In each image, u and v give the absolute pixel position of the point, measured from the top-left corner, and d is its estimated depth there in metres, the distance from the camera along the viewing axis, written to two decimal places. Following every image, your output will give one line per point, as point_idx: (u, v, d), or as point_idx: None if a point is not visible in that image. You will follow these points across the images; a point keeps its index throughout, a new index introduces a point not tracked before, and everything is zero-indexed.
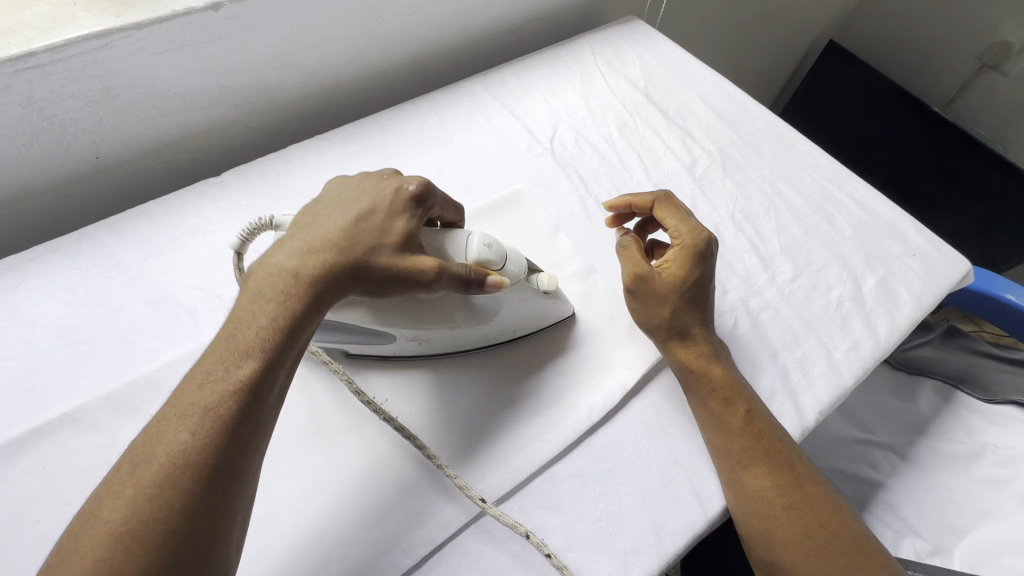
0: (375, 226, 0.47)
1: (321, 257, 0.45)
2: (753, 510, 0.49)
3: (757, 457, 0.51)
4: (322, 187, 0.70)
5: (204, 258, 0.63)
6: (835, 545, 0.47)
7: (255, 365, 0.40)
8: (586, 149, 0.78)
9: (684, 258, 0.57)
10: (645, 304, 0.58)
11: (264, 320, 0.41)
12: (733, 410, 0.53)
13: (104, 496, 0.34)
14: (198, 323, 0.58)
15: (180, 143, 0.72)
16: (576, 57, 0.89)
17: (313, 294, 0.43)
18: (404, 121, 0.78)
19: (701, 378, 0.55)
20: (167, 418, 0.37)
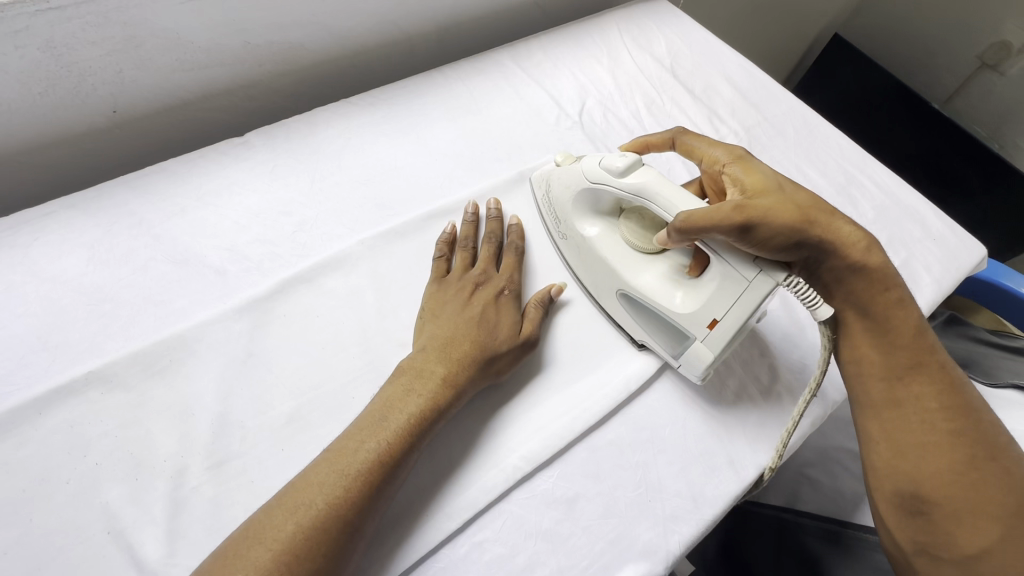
0: (467, 315, 0.54)
1: (453, 355, 0.51)
2: (907, 432, 0.48)
3: (921, 373, 0.50)
4: (350, 152, 0.68)
5: (230, 219, 0.61)
6: (989, 488, 0.44)
7: (398, 447, 0.45)
8: (615, 124, 0.78)
9: (749, 166, 0.54)
10: (764, 226, 0.48)
11: (412, 409, 0.47)
12: (901, 322, 0.51)
13: (266, 524, 0.40)
14: (227, 285, 0.56)
15: (200, 101, 0.69)
16: (603, 33, 0.88)
17: (452, 393, 0.49)
18: (432, 89, 0.76)
19: (869, 281, 0.52)
20: (324, 468, 0.43)
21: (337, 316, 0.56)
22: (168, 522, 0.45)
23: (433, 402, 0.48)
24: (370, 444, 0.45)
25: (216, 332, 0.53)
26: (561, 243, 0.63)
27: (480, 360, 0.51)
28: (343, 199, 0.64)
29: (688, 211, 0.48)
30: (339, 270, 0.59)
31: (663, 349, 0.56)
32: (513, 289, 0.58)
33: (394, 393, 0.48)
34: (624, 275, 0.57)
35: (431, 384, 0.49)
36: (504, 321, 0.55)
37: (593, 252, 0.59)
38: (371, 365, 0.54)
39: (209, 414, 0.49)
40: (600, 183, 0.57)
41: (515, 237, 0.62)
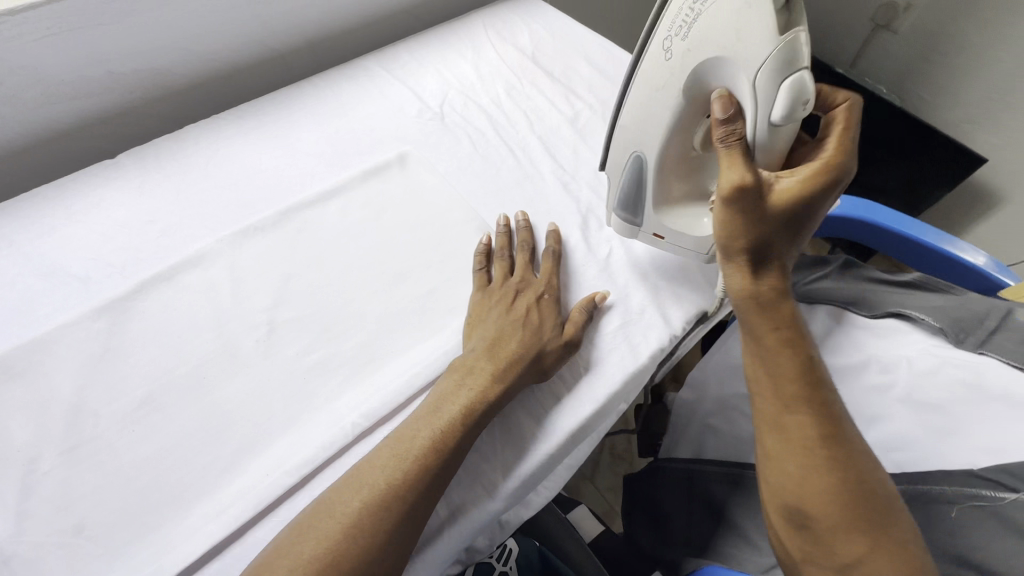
0: (537, 323, 0.58)
1: (505, 358, 0.55)
2: (791, 454, 0.49)
3: (807, 400, 0.50)
4: (215, 162, 0.73)
5: (97, 232, 0.65)
6: (864, 511, 0.45)
7: (438, 454, 0.48)
8: (474, 110, 0.83)
9: (804, 180, 0.49)
10: (732, 211, 0.50)
11: (458, 412, 0.51)
12: (793, 351, 0.51)
13: (287, 553, 0.42)
14: (90, 290, 0.61)
15: (75, 131, 0.74)
16: (468, 32, 0.94)
17: (507, 392, 0.53)
18: (298, 98, 0.81)
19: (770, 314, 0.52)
20: (347, 489, 0.46)
21: (193, 307, 0.60)
22: (18, 506, 0.48)
23: (484, 392, 0.52)
24: (411, 452, 0.48)
25: (74, 333, 0.57)
26: (665, 39, 0.51)
27: (522, 356, 0.55)
28: (205, 204, 0.69)
29: (732, 145, 0.50)
30: (197, 266, 0.63)
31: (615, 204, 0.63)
32: (553, 293, 0.62)
33: (448, 387, 0.53)
34: (652, 146, 0.57)
35: (484, 378, 0.53)
36: (553, 325, 0.59)
37: (657, 97, 0.54)
38: (224, 347, 0.58)
39: (65, 406, 0.53)
40: (740, 64, 0.48)
41: (552, 244, 0.66)
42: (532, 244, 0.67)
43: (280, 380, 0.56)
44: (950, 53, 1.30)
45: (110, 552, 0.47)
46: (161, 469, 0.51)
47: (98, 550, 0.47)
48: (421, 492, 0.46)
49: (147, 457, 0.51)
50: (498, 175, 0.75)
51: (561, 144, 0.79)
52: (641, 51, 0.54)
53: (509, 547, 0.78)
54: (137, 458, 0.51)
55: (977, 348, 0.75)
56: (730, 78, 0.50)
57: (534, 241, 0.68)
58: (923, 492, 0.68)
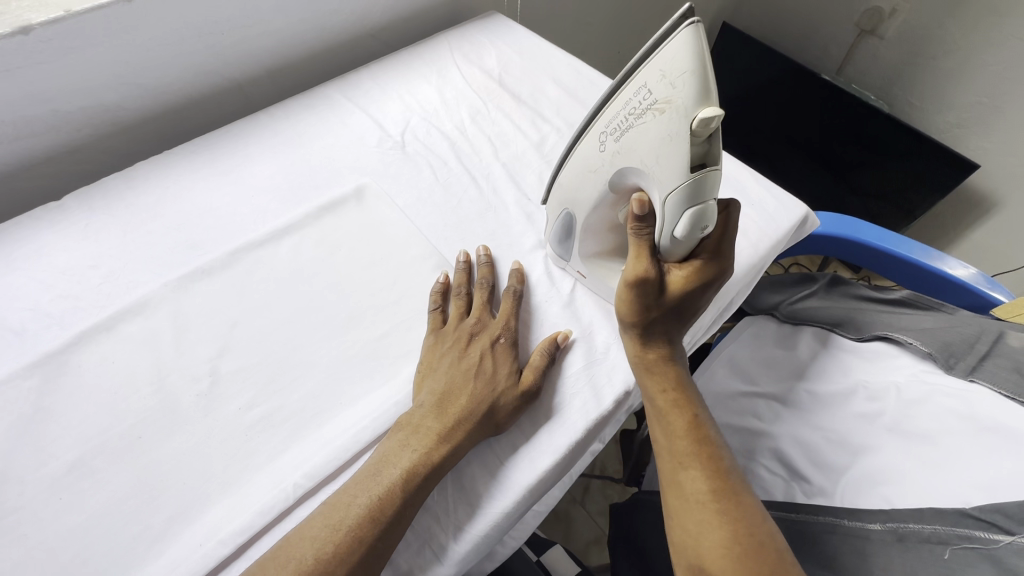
0: (490, 374, 0.55)
1: (453, 416, 0.52)
2: (686, 511, 0.49)
3: (697, 455, 0.51)
4: (165, 200, 0.70)
5: (37, 280, 0.63)
6: (757, 562, 0.45)
7: (369, 528, 0.46)
8: (437, 137, 0.80)
9: (691, 273, 0.52)
10: (629, 297, 0.53)
11: (401, 474, 0.48)
12: (682, 412, 0.54)
13: None
14: (27, 343, 0.58)
15: (21, 172, 0.72)
16: (434, 55, 0.92)
17: (453, 451, 0.51)
18: (255, 130, 0.79)
19: (664, 379, 0.55)
20: (268, 568, 0.44)
21: (134, 359, 0.57)
22: None
23: (428, 454, 0.50)
24: (343, 525, 0.46)
25: (6, 391, 0.55)
26: (603, 132, 0.48)
27: (471, 414, 0.52)
28: (153, 246, 0.66)
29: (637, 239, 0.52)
30: (140, 314, 0.60)
31: (556, 239, 0.62)
32: (511, 335, 0.58)
33: (391, 447, 0.51)
34: (583, 207, 0.55)
35: (428, 438, 0.51)
36: (507, 375, 0.55)
37: (588, 172, 0.51)
38: (163, 402, 0.55)
39: None
40: (652, 182, 0.45)
41: (515, 283, 0.63)
42: (493, 278, 0.64)
43: (220, 438, 0.53)
44: (937, 58, 1.27)
45: None
46: (90, 541, 0.48)
47: None
48: (348, 567, 0.44)
49: (74, 528, 0.48)
50: (460, 206, 0.72)
51: (526, 172, 0.76)
52: (584, 131, 0.51)
53: None
54: (63, 528, 0.48)
55: (967, 375, 0.73)
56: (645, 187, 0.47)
57: (496, 278, 0.65)
58: (913, 531, 0.64)
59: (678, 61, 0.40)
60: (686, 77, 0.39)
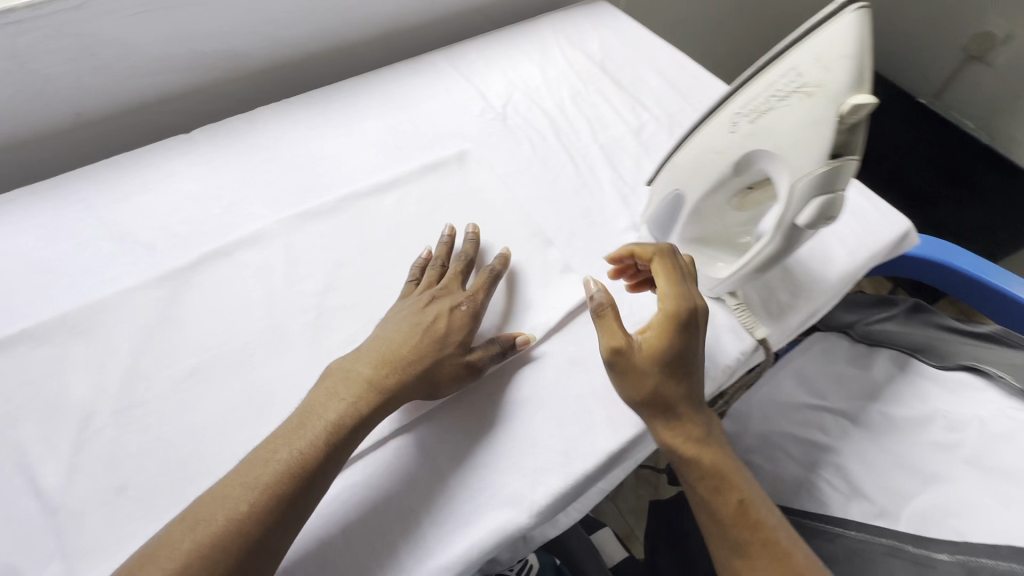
0: (437, 335, 0.55)
1: (392, 369, 0.52)
2: None
3: (753, 541, 0.51)
4: (281, 144, 0.75)
5: (166, 203, 0.68)
6: None
7: (297, 470, 0.45)
8: (537, 113, 0.81)
9: (669, 328, 0.52)
10: (618, 377, 0.53)
11: (332, 418, 0.48)
12: (725, 498, 0.52)
13: (164, 548, 0.41)
14: (155, 258, 0.63)
15: (155, 105, 0.78)
16: (538, 35, 0.93)
17: (383, 402, 0.50)
18: (365, 88, 0.82)
19: (698, 468, 0.53)
20: (215, 496, 0.44)
21: (248, 285, 0.62)
22: (70, 458, 0.50)
23: (356, 404, 0.49)
24: (279, 457, 0.45)
25: (137, 297, 0.60)
26: (735, 114, 0.48)
27: (406, 371, 0.52)
28: (269, 184, 0.70)
29: (602, 313, 0.54)
30: (255, 245, 0.65)
31: (655, 220, 0.63)
32: (473, 305, 0.58)
33: (320, 397, 0.50)
34: (691, 190, 0.55)
35: (358, 389, 0.50)
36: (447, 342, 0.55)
37: (705, 156, 0.52)
38: (272, 328, 0.59)
39: (121, 367, 0.55)
40: (782, 168, 0.46)
41: (497, 264, 0.62)
42: (473, 254, 0.63)
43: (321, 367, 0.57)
44: None
45: (147, 515, 0.48)
46: (203, 441, 0.52)
47: (137, 512, 0.48)
48: (278, 511, 0.43)
49: (190, 428, 0.52)
50: (556, 181, 0.74)
51: (623, 156, 0.77)
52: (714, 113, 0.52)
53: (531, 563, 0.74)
54: (181, 426, 0.52)
55: None
56: (770, 174, 0.48)
57: (478, 256, 0.65)
58: (986, 566, 0.63)
59: (836, 46, 0.41)
60: (843, 63, 0.41)
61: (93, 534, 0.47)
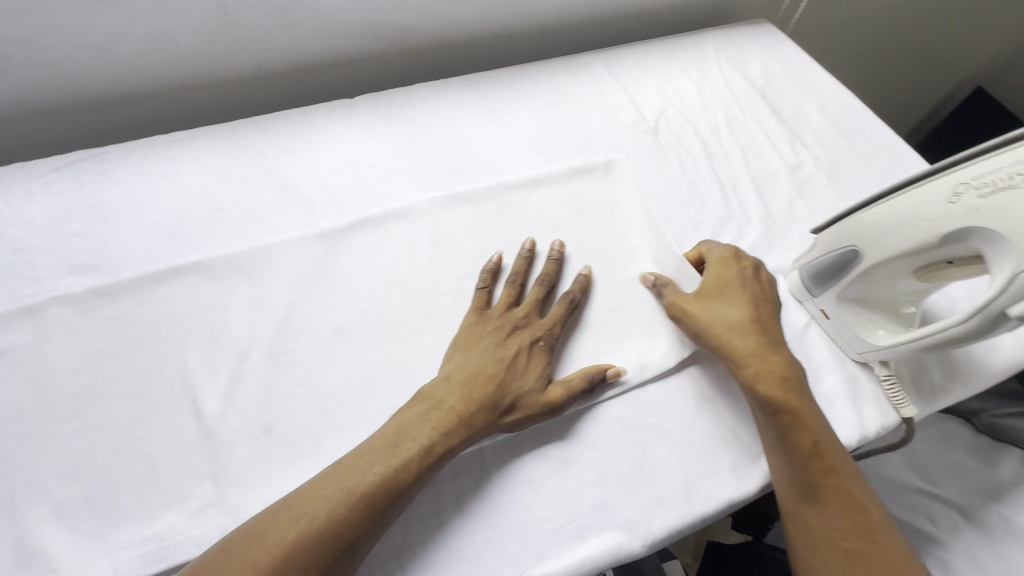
0: (521, 370, 0.54)
1: (478, 403, 0.51)
2: (811, 549, 0.48)
3: (823, 486, 0.49)
4: (437, 124, 0.76)
5: (328, 163, 0.71)
6: None
7: (391, 491, 0.45)
8: (690, 133, 0.79)
9: (721, 270, 0.61)
10: (684, 321, 0.58)
11: (424, 445, 0.48)
12: (801, 438, 0.50)
13: (267, 527, 0.42)
14: (315, 215, 0.67)
15: (326, 66, 0.81)
16: (698, 50, 0.90)
17: (467, 436, 0.50)
18: (520, 80, 0.83)
19: (775, 404, 0.51)
20: (320, 484, 0.45)
21: (395, 257, 0.64)
22: (227, 388, 0.54)
23: (445, 433, 0.49)
24: (374, 470, 0.46)
25: (296, 250, 0.63)
26: (962, 185, 0.47)
27: (492, 405, 0.51)
28: (422, 162, 0.73)
29: (661, 284, 0.62)
30: (405, 219, 0.67)
31: (812, 269, 0.60)
32: (551, 340, 0.57)
33: (411, 418, 0.50)
34: (877, 251, 0.53)
35: (447, 417, 0.50)
36: (536, 380, 0.54)
37: (910, 221, 0.50)
38: (414, 304, 0.61)
39: (277, 313, 0.59)
40: (1013, 251, 0.45)
41: (576, 290, 0.61)
42: (552, 276, 0.62)
43: None
44: None
45: (289, 458, 0.51)
46: (343, 399, 0.55)
47: (281, 453, 0.52)
48: (362, 520, 0.44)
49: (332, 384, 0.55)
50: (704, 208, 0.71)
51: (775, 193, 0.74)
52: (939, 171, 0.50)
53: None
54: (324, 381, 0.55)
55: None
56: (991, 254, 0.47)
57: (558, 279, 0.63)
58: None
59: None
60: None
61: (242, 465, 0.51)
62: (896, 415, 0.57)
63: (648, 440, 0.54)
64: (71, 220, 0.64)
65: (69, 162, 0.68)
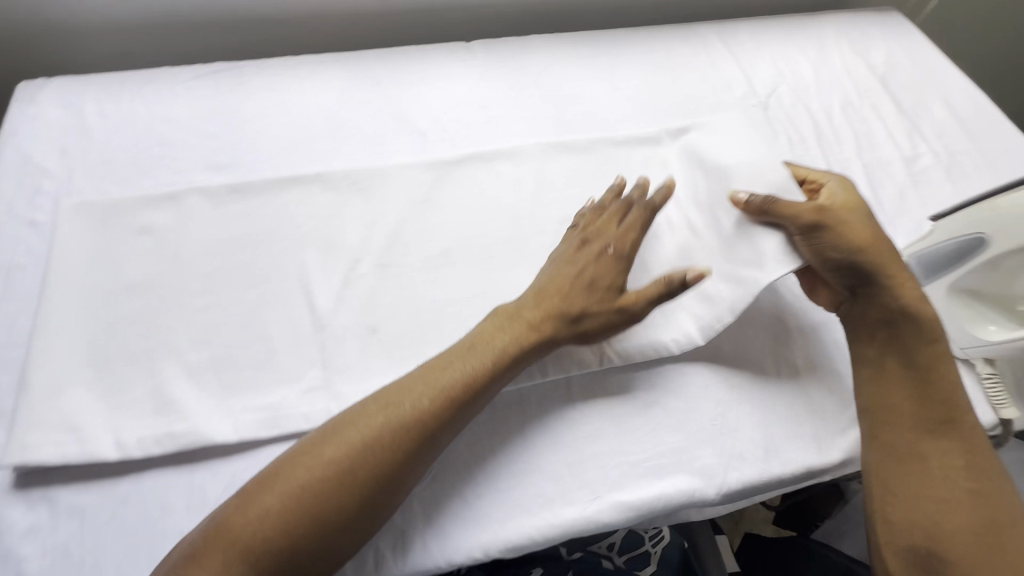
0: (592, 281, 0.53)
1: (548, 314, 0.51)
2: (923, 486, 0.48)
3: (947, 424, 0.50)
4: (547, 75, 0.78)
5: (441, 100, 0.74)
6: (1004, 547, 0.45)
7: (457, 392, 0.47)
8: (802, 112, 0.77)
9: (853, 192, 0.60)
10: (835, 233, 0.56)
11: (493, 354, 0.49)
12: (939, 371, 0.52)
13: (349, 421, 0.45)
14: (426, 146, 0.70)
15: (444, 10, 0.84)
16: (818, 31, 0.87)
17: (535, 346, 0.50)
18: (632, 42, 0.83)
19: (924, 326, 0.53)
20: (400, 384, 0.47)
21: (500, 193, 0.66)
22: (339, 289, 0.58)
23: (518, 340, 0.50)
24: (447, 374, 0.47)
25: (408, 174, 0.66)
26: None
27: (557, 324, 0.51)
28: (531, 109, 0.74)
29: (772, 201, 0.57)
30: (511, 159, 0.68)
31: (928, 256, 0.58)
32: (624, 249, 0.55)
33: (485, 329, 0.51)
34: (1009, 241, 0.53)
35: (522, 327, 0.50)
36: (605, 300, 0.52)
37: None
38: (515, 239, 0.63)
39: (387, 229, 0.62)
40: None
41: (654, 199, 0.57)
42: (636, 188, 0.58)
43: None
44: None
45: (390, 360, 0.55)
46: (443, 315, 0.58)
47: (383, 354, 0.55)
48: (435, 418, 0.46)
49: (434, 300, 0.58)
50: None
51: (887, 181, 0.71)
52: None
53: (662, 534, 0.70)
54: (427, 296, 0.59)
55: None
56: None
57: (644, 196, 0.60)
58: None
59: None
60: None
61: (349, 359, 0.55)
62: (994, 416, 0.56)
63: (732, 398, 0.55)
64: (209, 123, 0.69)
65: (209, 71, 0.73)
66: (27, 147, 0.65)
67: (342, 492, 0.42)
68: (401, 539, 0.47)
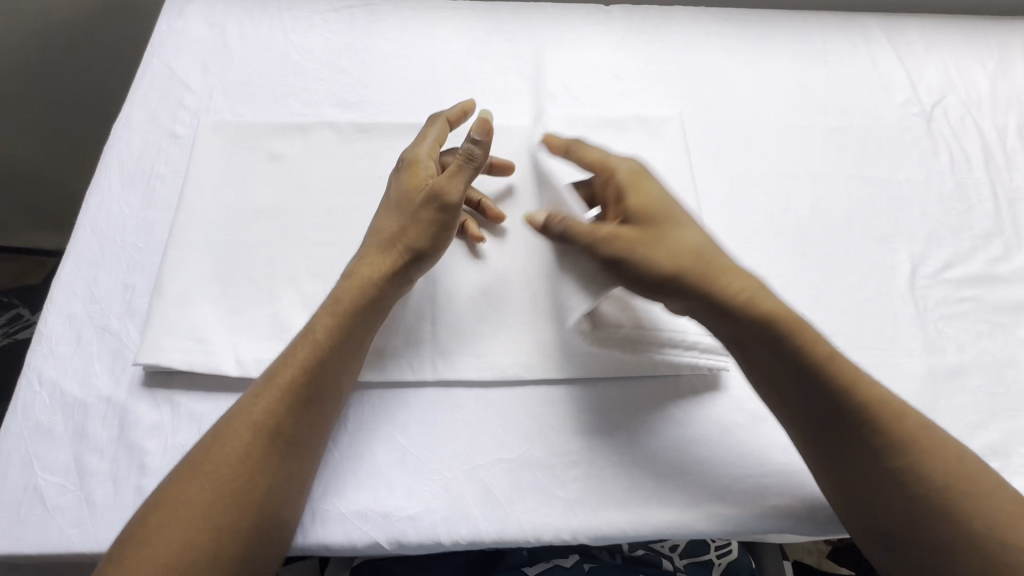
0: (399, 220, 0.49)
1: (386, 262, 0.48)
2: (856, 486, 0.43)
3: (846, 412, 0.43)
4: (688, 52, 0.72)
5: (574, 64, 0.70)
6: (966, 525, 0.40)
7: (304, 377, 0.44)
8: (970, 128, 0.69)
9: (641, 183, 0.50)
10: (634, 265, 0.47)
11: (322, 324, 0.46)
12: (826, 374, 0.44)
13: (199, 464, 0.41)
14: (554, 110, 0.67)
15: None
16: (1002, 39, 0.77)
17: (377, 299, 0.47)
18: (784, 27, 0.76)
19: (787, 340, 0.45)
20: (240, 407, 0.43)
21: None
22: None
23: (369, 287, 0.47)
24: (287, 369, 0.44)
25: None
26: None
27: (395, 261, 0.48)
28: (667, 86, 0.70)
29: (564, 221, 0.49)
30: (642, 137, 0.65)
31: None
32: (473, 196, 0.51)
33: (325, 307, 0.47)
34: None
35: (359, 279, 0.48)
36: (421, 219, 0.49)
37: None
38: None
39: None
40: None
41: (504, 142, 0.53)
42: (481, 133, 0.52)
43: None
44: None
45: None
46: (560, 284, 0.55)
47: None
48: (291, 412, 0.43)
49: None
50: (969, 214, 0.63)
51: None
52: None
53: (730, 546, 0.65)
54: None
55: None
56: None
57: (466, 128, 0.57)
58: None
59: None
60: None
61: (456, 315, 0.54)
62: None
63: None
64: (342, 58, 0.68)
65: (346, 5, 0.72)
66: (172, 59, 0.67)
67: (225, 532, 0.39)
68: (492, 505, 0.47)
